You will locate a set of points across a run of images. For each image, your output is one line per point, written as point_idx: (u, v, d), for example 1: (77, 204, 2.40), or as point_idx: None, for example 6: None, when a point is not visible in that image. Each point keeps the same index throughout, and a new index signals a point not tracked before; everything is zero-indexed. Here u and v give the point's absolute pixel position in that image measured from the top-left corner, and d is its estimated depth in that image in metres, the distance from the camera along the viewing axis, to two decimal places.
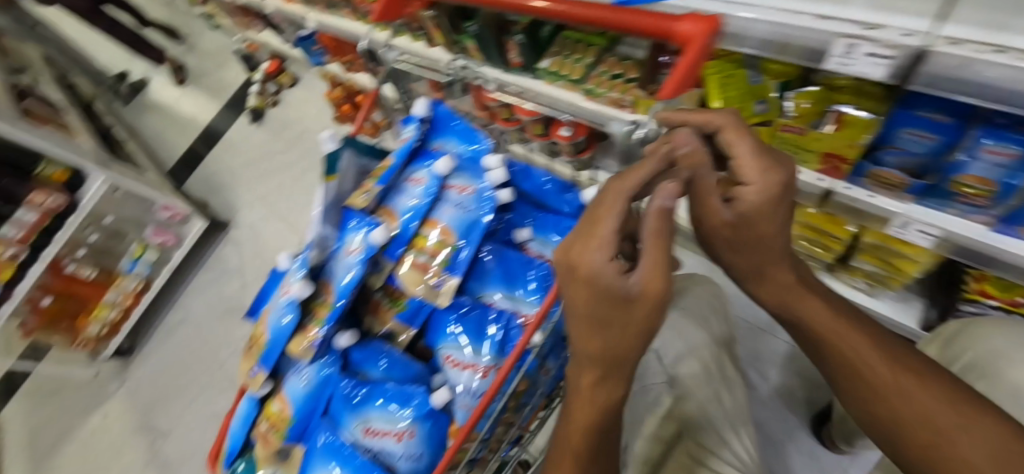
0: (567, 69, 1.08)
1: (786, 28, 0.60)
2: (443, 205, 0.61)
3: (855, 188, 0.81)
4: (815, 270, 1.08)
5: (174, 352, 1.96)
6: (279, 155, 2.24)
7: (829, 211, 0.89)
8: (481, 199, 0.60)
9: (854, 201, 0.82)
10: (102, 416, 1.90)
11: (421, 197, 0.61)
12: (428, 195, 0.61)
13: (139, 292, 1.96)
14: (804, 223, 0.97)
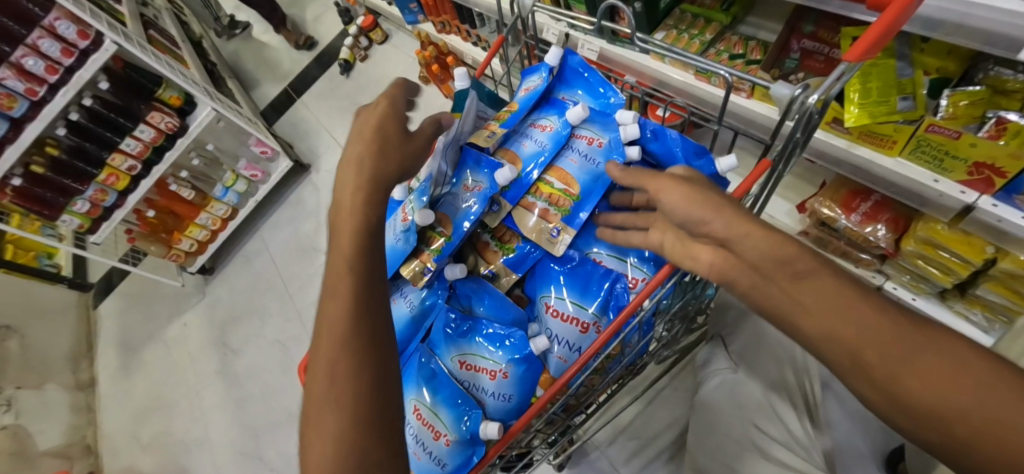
0: (681, 44, 1.03)
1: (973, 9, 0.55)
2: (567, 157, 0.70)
3: (1004, 206, 0.73)
4: (922, 296, 0.99)
5: (248, 278, 2.11)
6: (363, 107, 2.33)
7: (967, 227, 0.81)
8: (611, 149, 0.67)
9: (999, 220, 0.74)
10: (182, 324, 2.10)
11: (551, 141, 0.70)
12: (555, 143, 0.69)
13: (226, 219, 2.12)
14: (926, 239, 0.88)
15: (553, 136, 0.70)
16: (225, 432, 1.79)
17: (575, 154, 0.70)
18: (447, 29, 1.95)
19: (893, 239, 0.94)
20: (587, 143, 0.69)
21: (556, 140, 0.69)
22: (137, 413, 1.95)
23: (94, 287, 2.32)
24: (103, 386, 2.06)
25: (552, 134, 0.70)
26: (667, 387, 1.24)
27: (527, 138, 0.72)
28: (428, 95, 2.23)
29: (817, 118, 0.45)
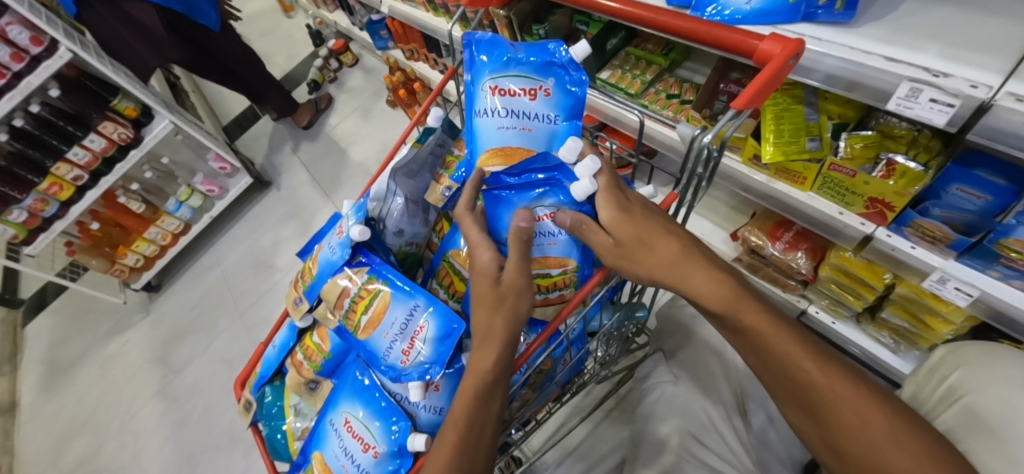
0: (624, 83, 1.11)
1: (852, 66, 0.63)
2: (538, 240, 0.62)
3: (897, 237, 0.82)
4: (839, 320, 1.08)
5: (200, 295, 2.04)
6: (332, 126, 2.35)
7: (872, 256, 0.89)
8: (563, 84, 0.59)
9: (895, 250, 0.82)
10: (121, 343, 1.98)
11: (527, 131, 0.60)
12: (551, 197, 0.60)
13: (177, 234, 2.05)
14: (840, 266, 0.97)
15: (526, 132, 0.60)
16: (160, 459, 1.68)
17: (525, 109, 0.60)
18: (416, 57, 2.01)
19: (811, 267, 1.03)
20: (531, 94, 0.59)
21: (532, 121, 0.60)
22: (61, 439, 1.80)
23: (24, 304, 2.16)
24: (24, 410, 1.89)
25: (525, 133, 0.60)
26: (615, 409, 1.27)
27: (506, 132, 0.60)
28: (396, 118, 2.27)
29: (714, 155, 0.49)
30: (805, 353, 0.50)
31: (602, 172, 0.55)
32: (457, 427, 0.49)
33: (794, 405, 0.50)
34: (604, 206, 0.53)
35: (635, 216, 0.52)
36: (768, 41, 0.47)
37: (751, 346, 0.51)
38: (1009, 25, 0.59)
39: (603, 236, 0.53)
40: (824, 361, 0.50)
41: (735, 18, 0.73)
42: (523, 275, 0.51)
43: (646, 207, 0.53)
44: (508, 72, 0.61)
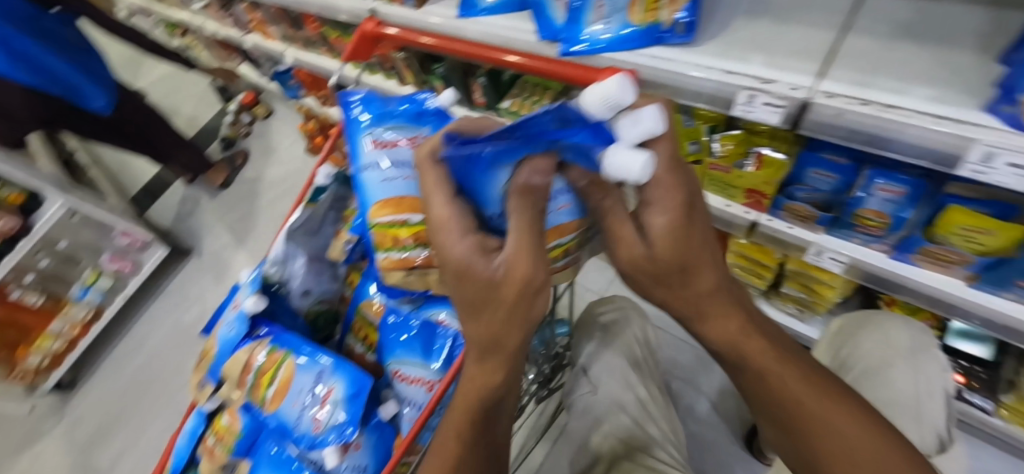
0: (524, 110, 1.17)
1: (700, 80, 0.70)
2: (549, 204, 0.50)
3: (776, 220, 0.91)
4: (752, 299, 1.17)
5: (122, 386, 1.86)
6: (251, 182, 2.26)
7: (760, 240, 0.98)
8: (439, 130, 0.63)
9: (777, 232, 0.91)
10: (32, 456, 1.76)
11: (412, 177, 0.61)
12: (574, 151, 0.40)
13: (87, 322, 1.87)
14: (739, 252, 1.05)
15: (411, 179, 0.61)
16: None
17: (408, 157, 0.62)
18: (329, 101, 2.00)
19: (718, 256, 1.11)
20: (410, 143, 0.62)
21: (415, 167, 0.61)
22: None
23: None
24: None
25: (410, 180, 0.61)
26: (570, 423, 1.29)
27: (392, 181, 0.60)
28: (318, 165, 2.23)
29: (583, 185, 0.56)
30: (811, 391, 0.42)
31: (665, 140, 0.36)
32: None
33: (799, 455, 0.43)
34: (661, 204, 0.36)
35: (688, 233, 0.36)
36: None
37: (751, 384, 0.44)
38: (819, 31, 0.68)
39: (630, 240, 0.38)
40: (834, 400, 0.42)
41: (598, 46, 0.78)
42: (533, 267, 0.31)
43: (695, 217, 0.37)
44: (387, 124, 0.63)
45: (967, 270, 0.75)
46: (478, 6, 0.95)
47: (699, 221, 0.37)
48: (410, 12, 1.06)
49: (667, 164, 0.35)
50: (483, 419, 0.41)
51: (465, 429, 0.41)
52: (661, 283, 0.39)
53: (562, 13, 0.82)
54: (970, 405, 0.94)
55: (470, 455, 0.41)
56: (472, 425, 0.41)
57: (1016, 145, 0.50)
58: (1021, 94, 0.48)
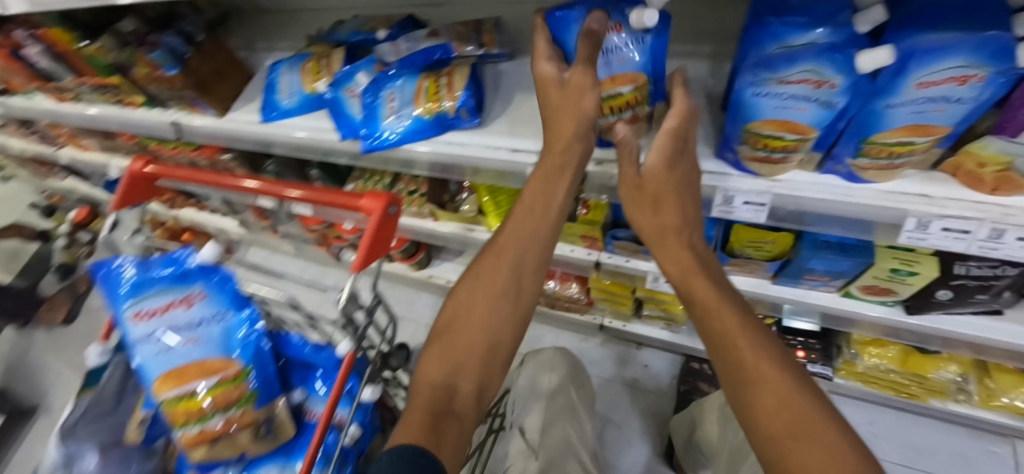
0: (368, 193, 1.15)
1: (493, 160, 0.73)
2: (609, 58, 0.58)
3: (615, 256, 0.95)
4: (628, 322, 1.22)
5: None
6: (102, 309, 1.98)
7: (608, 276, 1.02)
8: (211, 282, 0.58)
9: (617, 266, 0.95)
10: None
11: (196, 341, 0.56)
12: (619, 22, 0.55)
13: None
14: (598, 288, 1.08)
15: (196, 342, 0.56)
16: None
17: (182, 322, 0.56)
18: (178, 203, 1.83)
19: (584, 291, 1.15)
20: (181, 305, 0.56)
21: (195, 331, 0.56)
22: None
23: None
24: None
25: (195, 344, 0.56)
26: None
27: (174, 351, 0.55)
28: None
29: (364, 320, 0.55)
30: (765, 353, 0.47)
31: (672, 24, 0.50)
32: (466, 319, 0.52)
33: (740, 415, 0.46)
34: (671, 116, 0.55)
35: (669, 173, 0.57)
36: (368, 199, 0.53)
37: (707, 334, 0.52)
38: None
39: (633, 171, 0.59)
40: (783, 368, 0.46)
41: (392, 139, 0.78)
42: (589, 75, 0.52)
43: (686, 166, 0.58)
44: (146, 292, 0.56)
45: (768, 271, 0.84)
46: (281, 109, 0.92)
47: (692, 175, 0.59)
48: (214, 120, 1.00)
49: (683, 103, 0.55)
50: (521, 250, 0.56)
51: (511, 254, 0.55)
52: (642, 204, 0.60)
53: (358, 108, 0.82)
54: (813, 374, 1.03)
55: (499, 285, 0.54)
56: (521, 244, 0.56)
57: (747, 187, 0.59)
58: (736, 146, 0.58)
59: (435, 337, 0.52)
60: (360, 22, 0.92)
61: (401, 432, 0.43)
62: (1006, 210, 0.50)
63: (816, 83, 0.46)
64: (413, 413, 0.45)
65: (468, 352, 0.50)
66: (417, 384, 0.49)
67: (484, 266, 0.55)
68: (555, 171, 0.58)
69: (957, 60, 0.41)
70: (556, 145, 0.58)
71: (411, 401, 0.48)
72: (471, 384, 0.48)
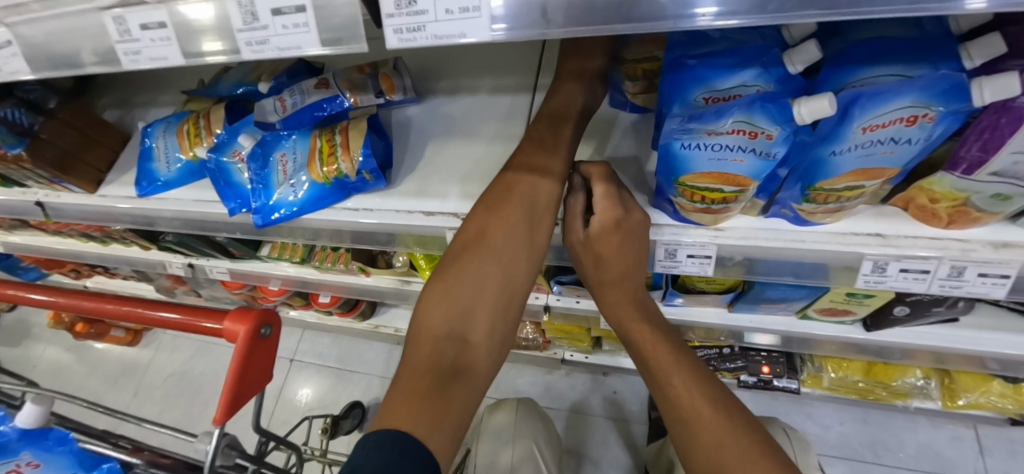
0: (287, 252, 1.02)
1: (408, 227, 0.63)
2: None
3: (564, 298, 0.87)
4: (590, 353, 1.15)
5: None
6: None
7: (561, 317, 0.95)
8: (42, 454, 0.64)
9: (568, 309, 0.88)
10: None
11: None
12: None
13: None
14: (553, 328, 1.01)
15: None
16: None
17: None
18: (83, 273, 1.61)
19: (539, 331, 1.07)
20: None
21: None
22: None
23: None
24: None
25: None
26: None
27: None
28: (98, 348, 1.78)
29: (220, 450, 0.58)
30: (701, 392, 0.50)
31: None
32: (478, 264, 0.48)
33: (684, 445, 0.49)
34: (599, 178, 0.50)
35: (616, 235, 0.49)
36: (235, 322, 0.58)
37: (648, 374, 0.53)
38: (507, 143, 0.65)
39: (578, 227, 0.51)
40: (716, 405, 0.49)
41: (292, 210, 0.67)
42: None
43: (635, 227, 0.49)
44: None
45: (724, 301, 0.79)
46: (158, 180, 0.78)
47: (642, 228, 0.51)
48: (83, 199, 0.84)
49: (605, 171, 0.51)
50: (536, 184, 0.50)
51: (525, 187, 0.51)
52: (595, 263, 0.51)
53: (246, 176, 0.70)
54: (779, 388, 1.00)
55: (500, 253, 0.49)
56: (538, 177, 0.51)
57: (689, 240, 0.52)
58: (672, 196, 0.50)
59: (439, 278, 0.48)
60: (244, 70, 0.79)
61: (400, 399, 0.40)
62: (964, 245, 0.46)
63: (751, 134, 0.38)
64: (417, 370, 0.43)
65: (479, 298, 0.47)
66: (420, 329, 0.46)
67: (498, 196, 0.51)
68: (546, 131, 0.53)
69: (904, 101, 0.34)
70: (553, 104, 0.55)
71: (411, 348, 0.45)
72: (480, 336, 0.46)
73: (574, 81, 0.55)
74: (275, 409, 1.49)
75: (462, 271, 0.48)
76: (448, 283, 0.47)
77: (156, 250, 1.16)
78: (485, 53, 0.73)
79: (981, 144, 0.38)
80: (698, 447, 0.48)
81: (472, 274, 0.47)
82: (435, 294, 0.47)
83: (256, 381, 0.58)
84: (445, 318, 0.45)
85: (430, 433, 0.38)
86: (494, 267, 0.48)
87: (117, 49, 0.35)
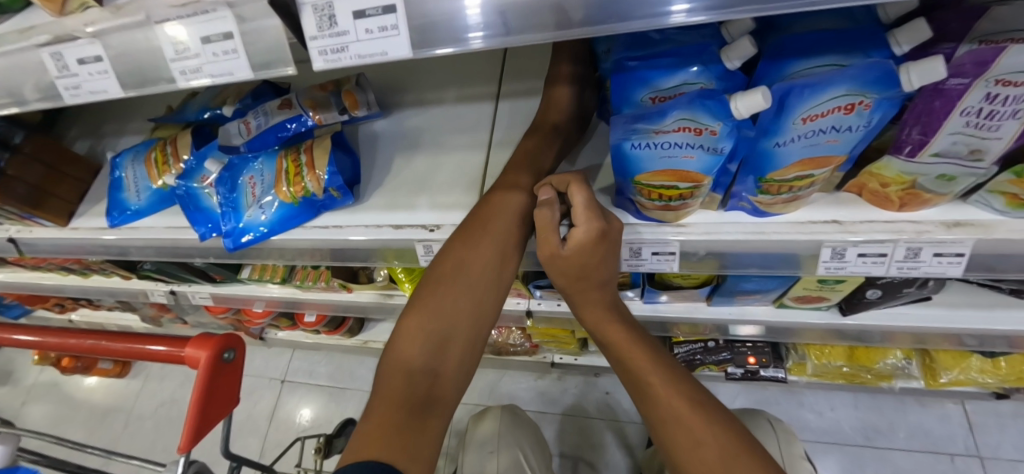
0: (268, 273, 1.02)
1: (378, 242, 0.63)
2: None
3: (545, 302, 0.88)
4: (579, 355, 1.16)
5: None
6: None
7: (545, 321, 0.95)
8: None
9: (550, 312, 0.88)
10: None
11: None
12: None
13: None
14: (539, 333, 1.01)
15: None
16: None
17: None
18: (67, 307, 1.58)
19: (526, 336, 1.08)
20: None
21: None
22: None
23: None
24: None
25: None
26: None
27: None
28: (86, 382, 1.75)
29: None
30: (678, 392, 0.50)
31: None
32: (453, 297, 0.47)
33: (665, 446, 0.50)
34: (576, 188, 0.46)
35: (597, 247, 0.45)
36: (196, 347, 0.57)
37: (628, 377, 0.53)
38: (472, 152, 0.65)
39: (554, 244, 0.46)
40: (694, 404, 0.49)
41: (262, 232, 0.67)
42: None
43: (614, 236, 0.47)
44: None
45: (701, 294, 0.79)
46: (129, 209, 0.77)
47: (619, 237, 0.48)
48: (55, 233, 0.83)
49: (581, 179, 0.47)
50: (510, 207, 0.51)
51: (502, 216, 0.51)
52: (570, 278, 0.48)
53: (215, 200, 0.70)
54: (767, 378, 1.00)
55: (475, 281, 0.48)
56: (514, 211, 0.51)
57: (652, 238, 0.53)
58: (632, 195, 0.51)
59: (412, 309, 0.48)
60: (211, 94, 0.79)
61: (373, 433, 0.40)
62: (918, 226, 0.47)
63: (696, 131, 0.39)
64: (389, 403, 0.42)
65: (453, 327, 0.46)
66: (393, 359, 0.46)
67: (473, 226, 0.50)
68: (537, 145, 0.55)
69: (838, 90, 0.35)
70: (547, 115, 0.57)
71: (383, 379, 0.45)
72: (451, 367, 0.46)
73: (562, 86, 0.57)
74: (269, 431, 1.48)
75: (437, 299, 0.47)
76: (422, 312, 0.47)
77: (137, 279, 1.15)
78: (449, 65, 0.74)
79: (921, 128, 0.39)
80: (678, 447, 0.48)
81: (447, 303, 0.47)
82: (409, 323, 0.47)
83: (221, 405, 0.58)
84: (419, 349, 0.45)
85: (408, 465, 0.38)
86: (468, 295, 0.48)
87: (58, 83, 0.36)
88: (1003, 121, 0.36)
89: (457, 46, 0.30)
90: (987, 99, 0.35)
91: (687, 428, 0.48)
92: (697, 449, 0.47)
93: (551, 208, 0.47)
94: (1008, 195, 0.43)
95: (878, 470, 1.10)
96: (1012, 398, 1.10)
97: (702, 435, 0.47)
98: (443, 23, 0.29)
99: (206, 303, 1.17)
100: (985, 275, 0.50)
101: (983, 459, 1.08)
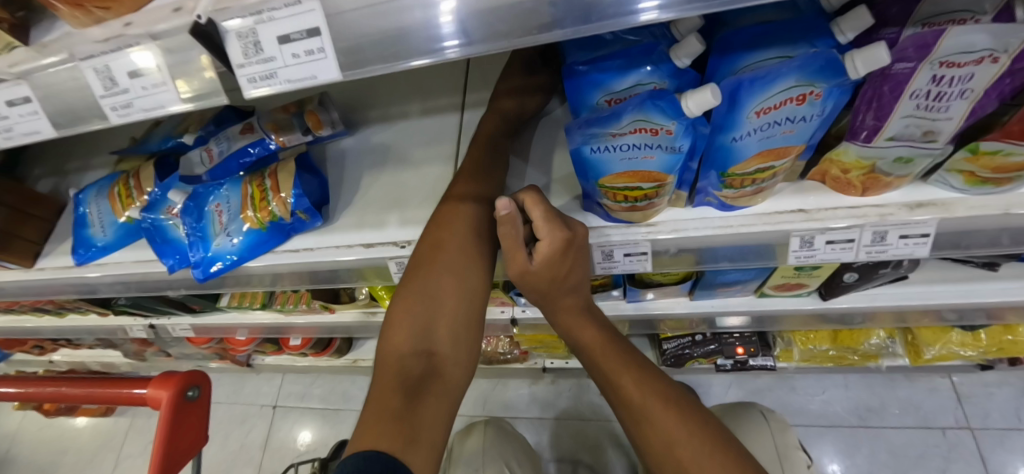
0: (247, 299, 1.00)
1: (349, 262, 0.62)
2: None
3: (529, 308, 0.87)
4: (570, 358, 1.16)
5: None
6: None
7: (531, 328, 0.94)
8: None
9: (535, 318, 0.87)
10: None
11: None
12: None
13: None
14: (526, 339, 1.01)
15: None
16: None
17: None
18: (47, 348, 1.54)
19: (514, 343, 1.07)
20: None
21: None
22: None
23: None
24: None
25: None
26: None
27: None
28: (71, 425, 1.70)
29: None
30: (652, 391, 0.49)
31: None
32: (434, 279, 0.48)
33: (641, 445, 0.50)
34: (533, 203, 0.43)
35: (565, 257, 0.45)
36: (153, 387, 0.56)
37: (602, 378, 0.52)
38: (439, 165, 0.65)
39: (522, 263, 0.45)
40: (668, 403, 0.49)
41: (230, 260, 0.65)
42: None
43: (580, 243, 0.46)
44: None
45: (683, 289, 0.79)
46: (95, 245, 0.75)
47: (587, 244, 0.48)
48: (20, 275, 0.81)
49: (537, 197, 0.44)
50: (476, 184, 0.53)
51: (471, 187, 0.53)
52: (541, 291, 0.48)
53: (182, 231, 0.68)
54: (757, 367, 1.00)
55: (456, 259, 0.49)
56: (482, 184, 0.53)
57: (621, 239, 0.53)
58: (599, 199, 0.50)
59: (400, 301, 0.48)
60: (174, 122, 0.78)
61: (373, 415, 0.40)
62: (881, 209, 0.47)
63: (651, 131, 0.39)
64: (385, 389, 0.43)
65: (439, 308, 0.47)
66: (387, 349, 0.47)
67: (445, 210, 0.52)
68: (494, 155, 0.55)
69: (787, 82, 0.35)
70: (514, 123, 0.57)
71: (379, 372, 0.46)
72: (445, 348, 0.47)
73: (523, 96, 0.59)
74: (263, 460, 1.45)
75: (420, 284, 0.48)
76: (409, 302, 0.48)
77: (116, 315, 1.12)
78: (409, 79, 0.74)
79: (873, 114, 0.39)
80: (651, 448, 0.48)
81: (431, 288, 0.48)
82: (399, 313, 0.48)
83: (192, 447, 0.56)
84: (410, 336, 0.46)
85: (405, 448, 0.37)
86: (453, 270, 0.49)
87: None
88: (951, 102, 0.36)
89: (433, 56, 0.28)
90: (934, 82, 0.35)
91: (660, 429, 0.48)
92: (670, 451, 0.47)
93: (514, 225, 0.42)
94: (966, 173, 0.43)
95: (873, 449, 1.11)
96: (997, 367, 1.11)
97: (676, 434, 0.47)
98: (413, 33, 0.28)
99: (187, 334, 1.15)
100: (953, 251, 0.50)
101: (974, 430, 1.09)
